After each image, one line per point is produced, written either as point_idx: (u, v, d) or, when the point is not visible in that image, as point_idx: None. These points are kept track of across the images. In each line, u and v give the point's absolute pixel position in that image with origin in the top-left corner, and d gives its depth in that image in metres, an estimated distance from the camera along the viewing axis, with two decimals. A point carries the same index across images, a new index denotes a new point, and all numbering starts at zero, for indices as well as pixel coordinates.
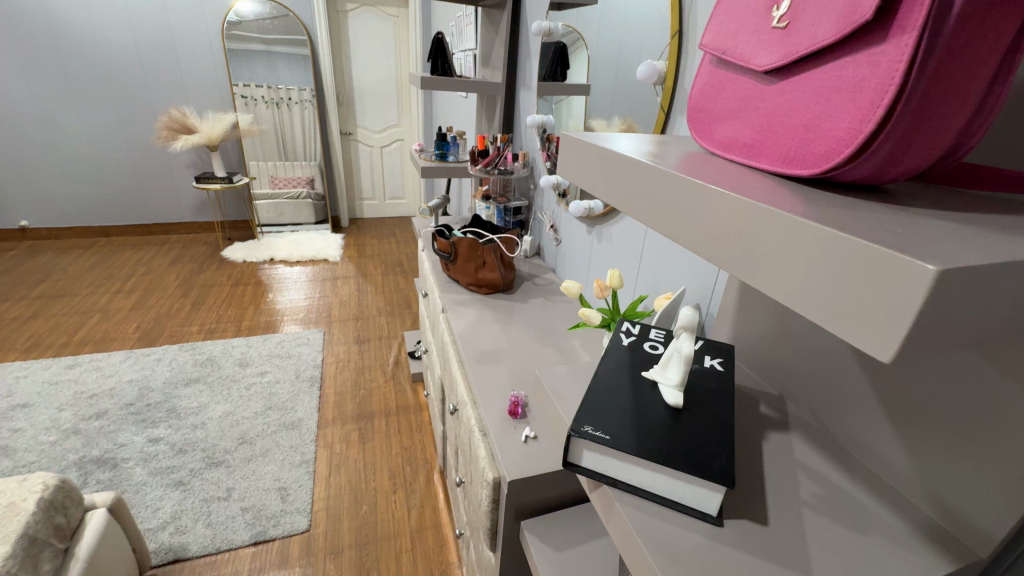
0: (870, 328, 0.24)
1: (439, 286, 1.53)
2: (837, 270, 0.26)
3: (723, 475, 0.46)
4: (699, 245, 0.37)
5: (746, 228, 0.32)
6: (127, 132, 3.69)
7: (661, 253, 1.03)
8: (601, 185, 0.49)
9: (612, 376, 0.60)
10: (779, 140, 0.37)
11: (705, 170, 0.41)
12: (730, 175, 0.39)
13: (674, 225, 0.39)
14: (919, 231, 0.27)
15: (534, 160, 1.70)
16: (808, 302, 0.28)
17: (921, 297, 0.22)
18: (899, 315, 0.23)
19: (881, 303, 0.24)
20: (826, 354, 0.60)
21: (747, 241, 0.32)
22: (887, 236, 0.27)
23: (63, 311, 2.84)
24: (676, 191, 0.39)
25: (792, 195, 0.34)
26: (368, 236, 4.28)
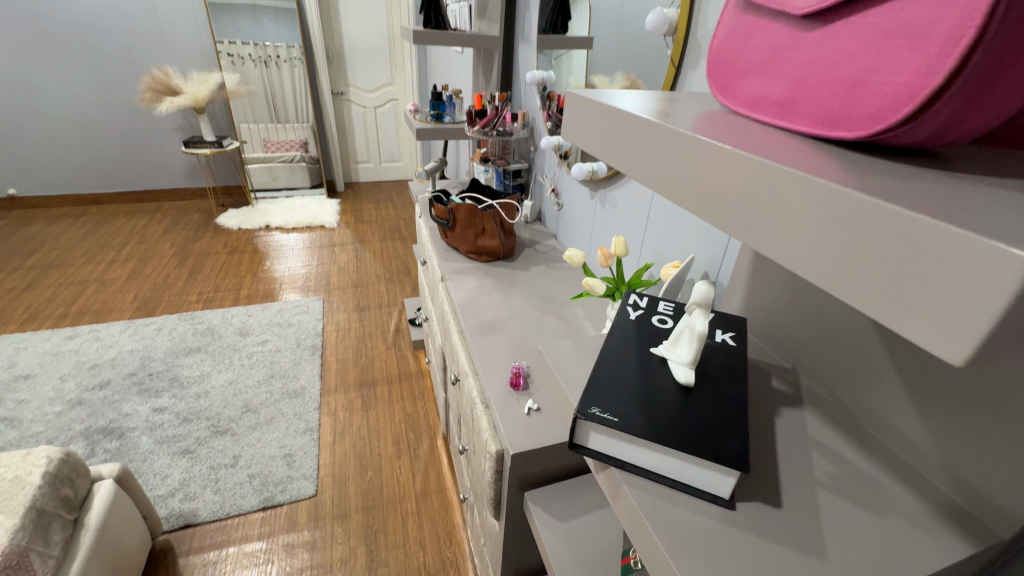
0: (935, 327, 0.21)
1: (438, 254, 1.50)
2: (894, 256, 0.23)
3: (737, 459, 0.44)
4: (724, 220, 0.33)
5: (773, 199, 0.29)
6: (110, 94, 3.54)
7: (668, 219, 0.98)
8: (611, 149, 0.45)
9: (618, 353, 0.57)
10: (816, 97, 0.32)
11: (726, 130, 0.37)
12: (758, 137, 0.35)
13: (686, 193, 0.36)
14: (986, 205, 0.24)
15: (533, 120, 1.62)
16: (858, 290, 0.25)
17: (1000, 298, 0.18)
18: (973, 317, 0.19)
19: (944, 297, 0.21)
20: (844, 327, 0.57)
21: (775, 213, 0.29)
22: (947, 211, 0.23)
23: (58, 281, 2.81)
24: (689, 153, 0.35)
25: (832, 161, 0.30)
26: (364, 201, 4.19)
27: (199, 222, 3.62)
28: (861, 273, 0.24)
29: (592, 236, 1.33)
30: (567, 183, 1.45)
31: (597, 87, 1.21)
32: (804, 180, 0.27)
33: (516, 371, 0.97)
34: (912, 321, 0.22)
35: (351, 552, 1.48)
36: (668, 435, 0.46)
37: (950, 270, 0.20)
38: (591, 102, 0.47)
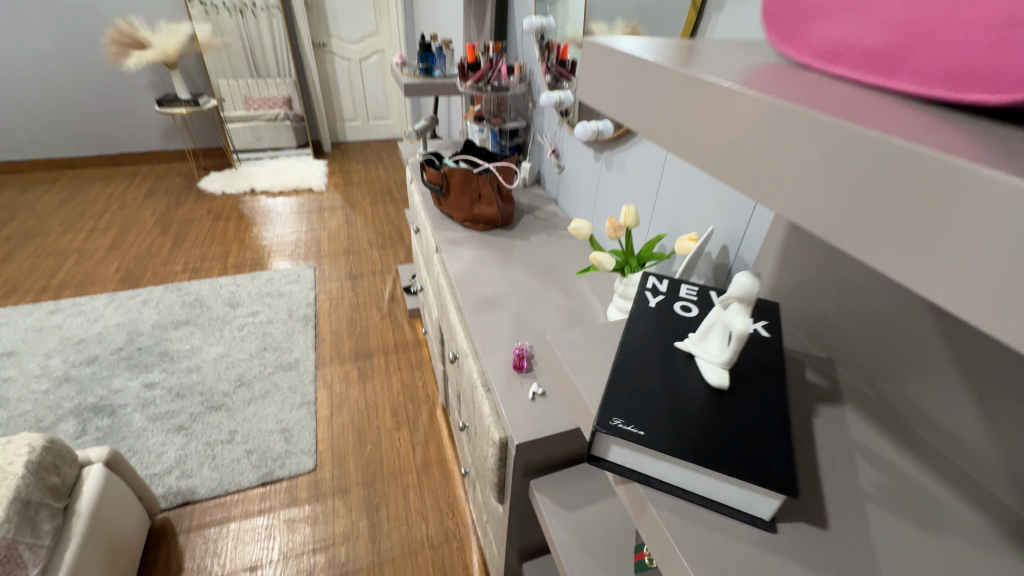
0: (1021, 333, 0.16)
1: (432, 222, 1.40)
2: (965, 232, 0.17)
3: (785, 483, 0.38)
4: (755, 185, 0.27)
5: (793, 150, 0.25)
6: (74, 48, 3.29)
7: (682, 185, 0.90)
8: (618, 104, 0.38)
9: (638, 347, 0.51)
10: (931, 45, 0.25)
11: (786, 84, 0.29)
12: (848, 96, 0.26)
13: (687, 146, 0.32)
14: None
15: (531, 73, 1.49)
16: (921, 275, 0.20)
17: None
18: None
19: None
20: (894, 315, 0.51)
21: (787, 166, 0.25)
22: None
23: (36, 252, 2.69)
24: (691, 97, 0.30)
25: (969, 133, 0.22)
26: (353, 162, 4.01)
27: (180, 187, 3.46)
28: (879, 228, 0.21)
29: (596, 202, 1.24)
30: (568, 144, 1.35)
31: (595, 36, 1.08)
32: (822, 123, 0.23)
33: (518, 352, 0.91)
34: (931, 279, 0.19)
35: (354, 525, 1.48)
36: (699, 445, 0.41)
37: (977, 220, 0.17)
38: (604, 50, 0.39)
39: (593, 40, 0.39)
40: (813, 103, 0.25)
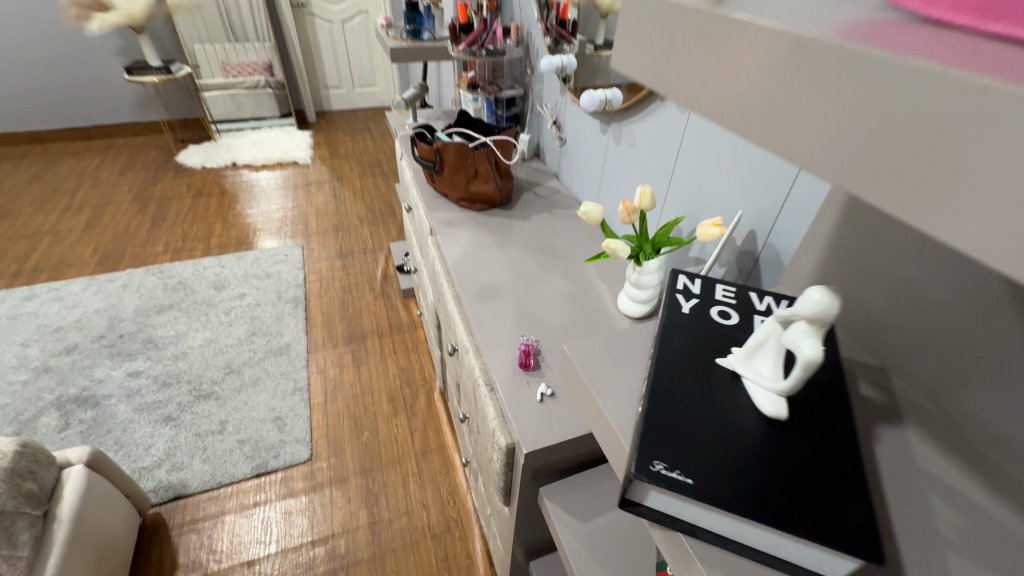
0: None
1: (425, 202, 1.31)
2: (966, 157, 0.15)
3: (868, 547, 0.31)
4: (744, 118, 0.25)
5: (783, 78, 0.22)
6: (31, 11, 3.05)
7: (703, 159, 0.80)
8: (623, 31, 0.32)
9: (674, 365, 0.44)
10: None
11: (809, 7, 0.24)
12: None
13: (698, 106, 0.28)
14: None
15: (529, 35, 1.36)
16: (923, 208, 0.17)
17: None
18: None
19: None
20: (968, 320, 0.44)
21: (782, 98, 0.22)
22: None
23: (7, 234, 2.56)
24: (696, 43, 0.26)
25: None
26: (339, 132, 3.83)
27: (157, 161, 3.28)
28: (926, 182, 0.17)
29: (602, 178, 1.15)
30: (570, 114, 1.24)
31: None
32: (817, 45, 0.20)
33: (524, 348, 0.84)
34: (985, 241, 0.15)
35: (353, 515, 1.44)
36: (751, 485, 0.35)
37: (987, 139, 0.15)
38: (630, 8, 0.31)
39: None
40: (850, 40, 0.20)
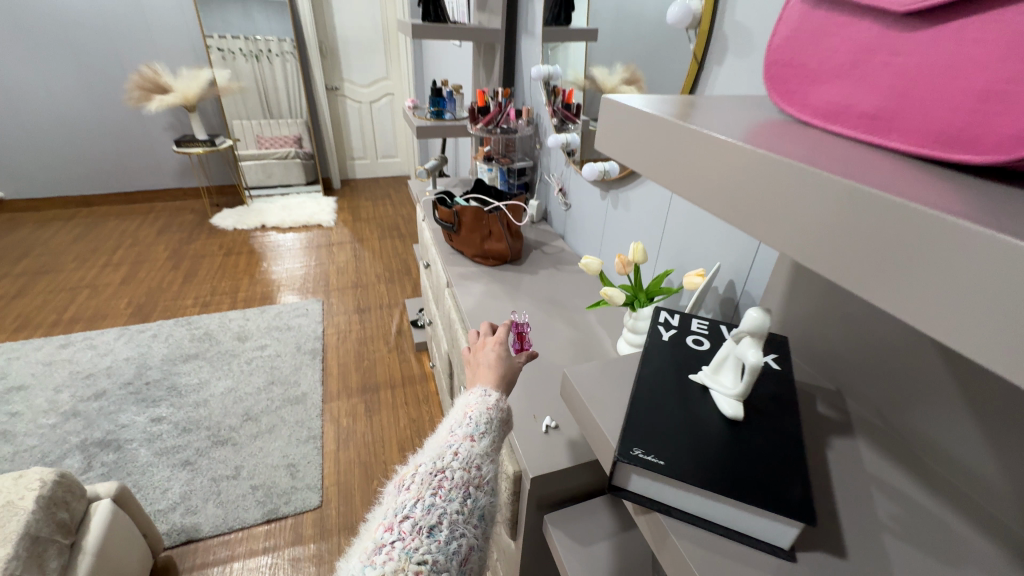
0: (923, 295, 0.21)
1: (442, 258, 1.45)
2: (883, 239, 0.23)
3: (804, 507, 0.39)
4: (754, 220, 0.30)
5: (783, 196, 0.28)
6: (95, 95, 3.42)
7: (687, 222, 0.93)
8: (665, 147, 0.37)
9: (650, 381, 0.53)
10: (852, 100, 0.31)
11: (777, 138, 0.33)
12: (828, 148, 0.30)
13: (753, 225, 0.30)
14: None
15: (538, 116, 1.58)
16: (850, 270, 0.25)
17: (986, 269, 0.19)
18: (948, 281, 0.20)
19: (937, 273, 0.21)
20: (894, 349, 0.53)
21: (788, 218, 0.28)
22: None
23: (49, 288, 2.70)
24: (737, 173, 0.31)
25: (885, 165, 0.27)
26: (361, 198, 4.11)
27: (193, 222, 3.53)
28: (870, 269, 0.24)
29: (603, 238, 1.28)
30: (575, 183, 1.40)
31: (597, 80, 1.18)
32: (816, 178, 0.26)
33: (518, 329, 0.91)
34: (912, 305, 0.22)
35: None
36: (716, 470, 0.43)
37: (908, 227, 0.22)
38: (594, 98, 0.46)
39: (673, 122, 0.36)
40: (780, 148, 0.30)
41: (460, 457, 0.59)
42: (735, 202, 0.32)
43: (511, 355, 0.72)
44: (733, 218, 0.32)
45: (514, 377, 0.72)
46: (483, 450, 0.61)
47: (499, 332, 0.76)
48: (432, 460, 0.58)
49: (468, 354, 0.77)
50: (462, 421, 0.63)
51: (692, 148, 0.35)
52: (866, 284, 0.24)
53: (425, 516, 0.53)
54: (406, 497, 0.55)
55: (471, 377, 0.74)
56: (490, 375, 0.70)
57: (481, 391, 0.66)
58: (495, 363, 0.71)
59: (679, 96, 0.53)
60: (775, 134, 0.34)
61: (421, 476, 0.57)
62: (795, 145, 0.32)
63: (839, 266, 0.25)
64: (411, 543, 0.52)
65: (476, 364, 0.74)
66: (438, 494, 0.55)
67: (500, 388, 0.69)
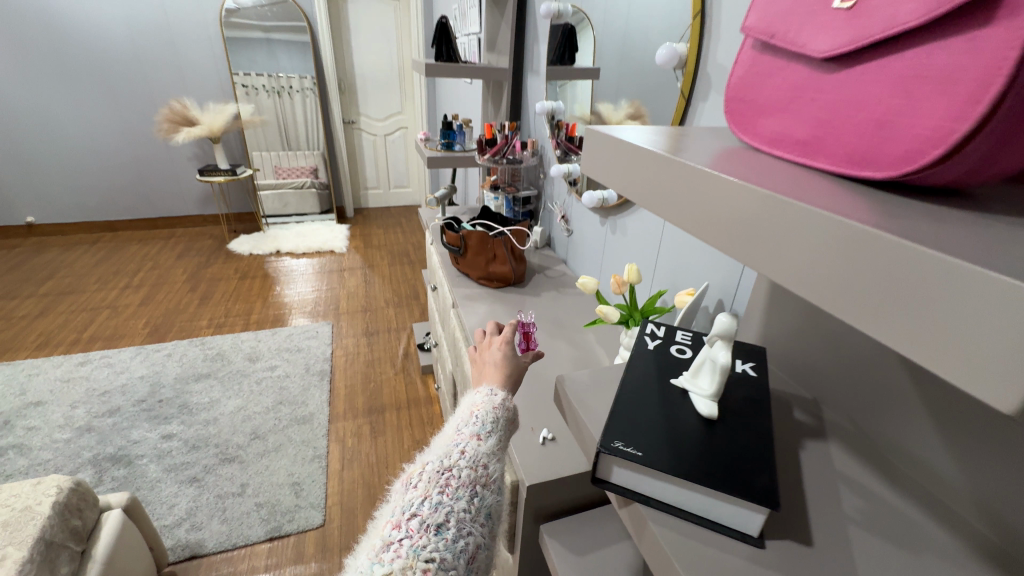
0: (924, 332, 0.22)
1: (449, 280, 1.51)
2: (887, 277, 0.24)
3: (767, 494, 0.43)
4: (762, 256, 0.32)
5: (790, 234, 0.29)
6: (127, 127, 3.61)
7: (679, 246, 0.99)
8: (671, 187, 0.39)
9: (633, 384, 0.57)
10: (799, 132, 0.36)
11: (734, 164, 0.38)
12: (770, 171, 0.36)
13: (761, 260, 0.32)
14: (964, 236, 0.25)
15: (543, 148, 1.66)
16: (856, 305, 0.26)
17: (988, 311, 0.20)
18: (953, 320, 0.21)
19: (942, 312, 0.22)
20: (864, 360, 0.57)
21: (792, 255, 0.29)
22: (1003, 260, 0.21)
23: (71, 308, 2.80)
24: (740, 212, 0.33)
25: (813, 183, 0.32)
26: (373, 226, 4.24)
27: (211, 247, 3.66)
28: (875, 304, 0.25)
29: (602, 262, 1.33)
30: (577, 210, 1.47)
31: (603, 115, 1.24)
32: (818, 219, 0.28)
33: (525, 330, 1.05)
34: (910, 338, 0.23)
35: None
36: (690, 462, 0.46)
37: (911, 267, 0.23)
38: (597, 134, 0.49)
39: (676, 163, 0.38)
40: (779, 187, 0.32)
41: (467, 456, 0.58)
42: (740, 237, 0.33)
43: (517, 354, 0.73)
44: (741, 254, 0.34)
45: (520, 377, 0.73)
46: (490, 449, 0.60)
47: (505, 332, 0.77)
48: (439, 459, 0.57)
49: (473, 352, 0.78)
50: (468, 420, 0.62)
51: (696, 187, 0.37)
52: (873, 320, 0.25)
53: (433, 514, 0.52)
54: (413, 495, 0.53)
55: (477, 376, 0.74)
56: (496, 374, 0.71)
57: (486, 391, 0.66)
58: (501, 363, 0.73)
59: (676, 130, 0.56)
60: (733, 161, 0.39)
61: (429, 474, 0.55)
62: (783, 178, 0.34)
63: (844, 302, 0.27)
64: (419, 541, 0.50)
65: (483, 362, 0.76)
66: (445, 491, 0.54)
67: (506, 387, 0.69)
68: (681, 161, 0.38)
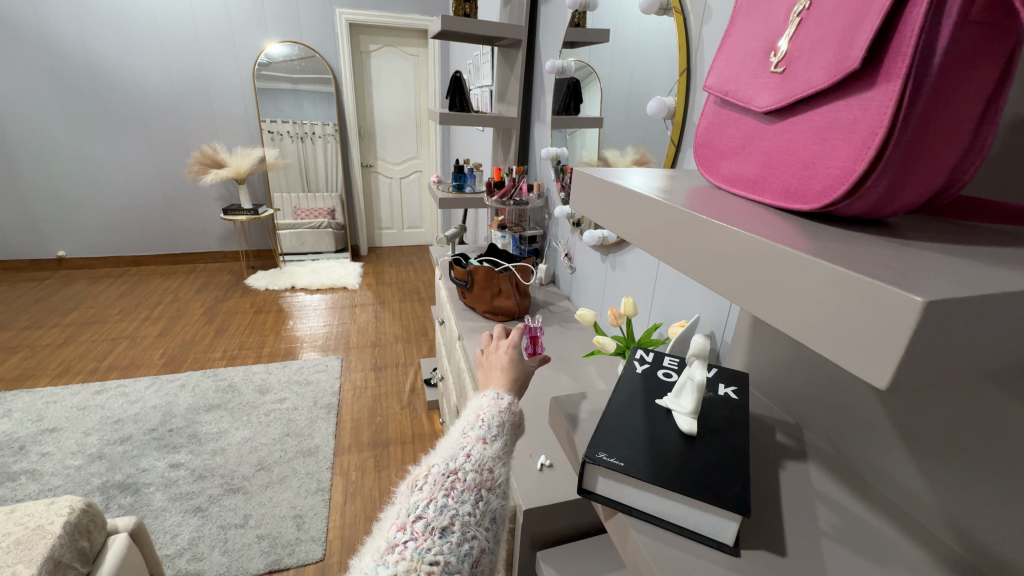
0: (862, 352, 0.25)
1: (456, 313, 1.57)
2: (833, 300, 0.27)
3: (739, 501, 0.46)
4: (725, 284, 0.34)
5: (750, 264, 0.32)
6: (159, 169, 3.84)
7: (673, 281, 1.04)
8: (650, 222, 0.42)
9: (621, 403, 0.61)
10: (754, 175, 0.41)
11: (696, 200, 0.43)
12: (728, 205, 0.41)
13: (726, 287, 0.34)
14: (871, 253, 0.30)
15: (548, 190, 1.76)
16: (809, 329, 0.28)
17: (910, 329, 0.22)
18: (886, 339, 0.23)
19: (877, 334, 0.24)
20: (836, 385, 0.60)
21: (752, 283, 0.32)
22: (888, 271, 0.27)
23: (92, 338, 2.90)
24: (707, 245, 0.36)
25: (760, 214, 0.38)
26: (386, 264, 4.36)
27: (229, 282, 3.78)
28: (822, 325, 0.27)
29: (603, 298, 1.39)
30: (579, 248, 1.53)
31: (609, 160, 1.32)
32: (775, 251, 0.30)
33: (532, 334, 1.09)
34: (854, 356, 0.25)
35: None
36: (670, 473, 0.50)
37: (850, 290, 0.26)
38: (586, 175, 0.53)
39: (656, 201, 0.41)
40: (742, 222, 0.35)
41: (473, 459, 0.61)
42: (710, 267, 0.36)
43: (524, 359, 0.77)
44: (710, 282, 0.36)
45: (525, 380, 0.77)
46: (495, 452, 0.63)
47: (512, 336, 0.81)
48: (444, 462, 0.61)
49: (481, 356, 0.82)
50: (474, 423, 0.66)
51: (671, 225, 0.39)
52: (822, 341, 0.27)
53: (438, 517, 0.55)
54: (419, 498, 0.57)
55: (484, 378, 0.78)
56: (502, 377, 0.75)
57: (493, 396, 0.70)
58: (507, 367, 0.76)
59: (662, 174, 0.60)
60: (699, 197, 0.44)
61: (434, 477, 0.59)
62: (746, 215, 0.38)
63: (799, 324, 0.29)
64: (423, 544, 0.53)
65: (490, 366, 0.79)
66: (450, 495, 0.57)
67: (511, 391, 0.73)
68: (659, 201, 0.41)
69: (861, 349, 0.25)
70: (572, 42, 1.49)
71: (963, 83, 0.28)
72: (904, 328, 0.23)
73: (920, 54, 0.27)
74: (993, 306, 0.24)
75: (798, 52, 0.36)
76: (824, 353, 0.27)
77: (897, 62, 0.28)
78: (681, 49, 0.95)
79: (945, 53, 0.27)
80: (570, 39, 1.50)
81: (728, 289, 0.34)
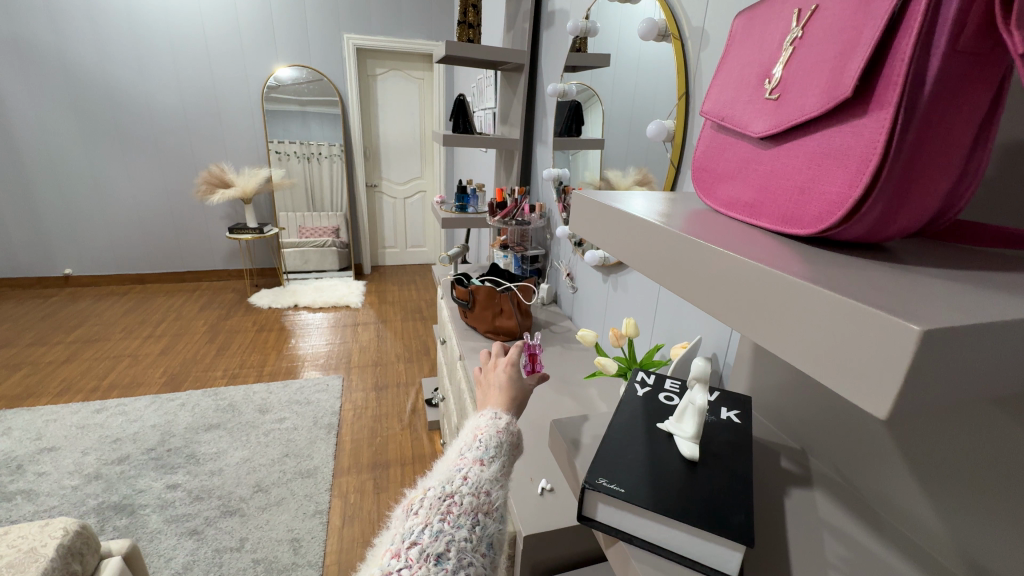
0: (863, 379, 0.24)
1: (457, 332, 1.56)
2: (832, 326, 0.26)
3: (743, 531, 0.45)
4: (727, 311, 0.34)
5: (749, 288, 0.32)
6: (167, 188, 3.89)
7: (675, 302, 1.04)
8: (652, 248, 0.42)
9: (621, 427, 0.60)
10: (753, 199, 0.41)
11: (695, 224, 0.43)
12: (726, 229, 0.41)
13: (728, 313, 0.34)
14: (870, 278, 0.29)
15: (550, 211, 1.77)
16: (809, 355, 0.28)
17: (908, 355, 0.22)
18: (886, 366, 0.23)
19: (879, 361, 0.24)
20: (840, 409, 0.59)
21: (750, 309, 0.32)
22: (887, 297, 0.26)
23: (94, 356, 2.90)
24: (708, 272, 0.35)
25: (759, 237, 0.38)
26: (389, 283, 4.38)
27: (232, 301, 3.80)
28: (823, 351, 0.27)
29: (605, 318, 1.38)
30: (581, 268, 1.54)
31: (612, 181, 1.33)
32: (774, 275, 0.30)
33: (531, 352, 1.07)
34: (854, 385, 0.25)
35: None
36: (672, 500, 0.49)
37: (850, 316, 0.25)
38: (586, 200, 0.53)
39: (658, 227, 0.41)
40: (743, 248, 0.35)
41: (470, 482, 0.60)
42: (711, 294, 0.35)
43: (522, 377, 0.76)
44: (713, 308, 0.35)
45: (525, 400, 0.76)
46: (493, 475, 0.62)
47: (511, 354, 0.80)
48: (441, 485, 0.60)
49: (480, 375, 0.81)
50: (471, 444, 0.65)
51: (672, 250, 0.39)
52: (821, 368, 0.27)
53: (433, 542, 0.54)
54: (414, 523, 0.56)
55: (482, 398, 0.78)
56: (501, 397, 0.74)
57: (490, 416, 0.69)
58: (506, 386, 0.75)
59: (664, 198, 0.60)
60: (698, 221, 0.44)
61: (430, 500, 0.57)
62: (744, 238, 0.37)
63: (799, 349, 0.28)
64: (417, 571, 0.52)
65: (488, 385, 0.79)
66: (447, 519, 0.56)
67: (509, 411, 0.72)
68: (659, 228, 0.41)
69: (863, 375, 0.24)
70: (574, 66, 1.51)
71: (954, 110, 0.28)
72: (901, 357, 0.22)
73: (910, 82, 0.27)
74: (994, 335, 0.23)
75: (792, 79, 0.37)
76: (825, 381, 0.27)
77: (889, 91, 0.28)
78: (679, 73, 0.97)
79: (936, 82, 0.27)
80: (571, 63, 1.53)
81: (730, 317, 0.33)
